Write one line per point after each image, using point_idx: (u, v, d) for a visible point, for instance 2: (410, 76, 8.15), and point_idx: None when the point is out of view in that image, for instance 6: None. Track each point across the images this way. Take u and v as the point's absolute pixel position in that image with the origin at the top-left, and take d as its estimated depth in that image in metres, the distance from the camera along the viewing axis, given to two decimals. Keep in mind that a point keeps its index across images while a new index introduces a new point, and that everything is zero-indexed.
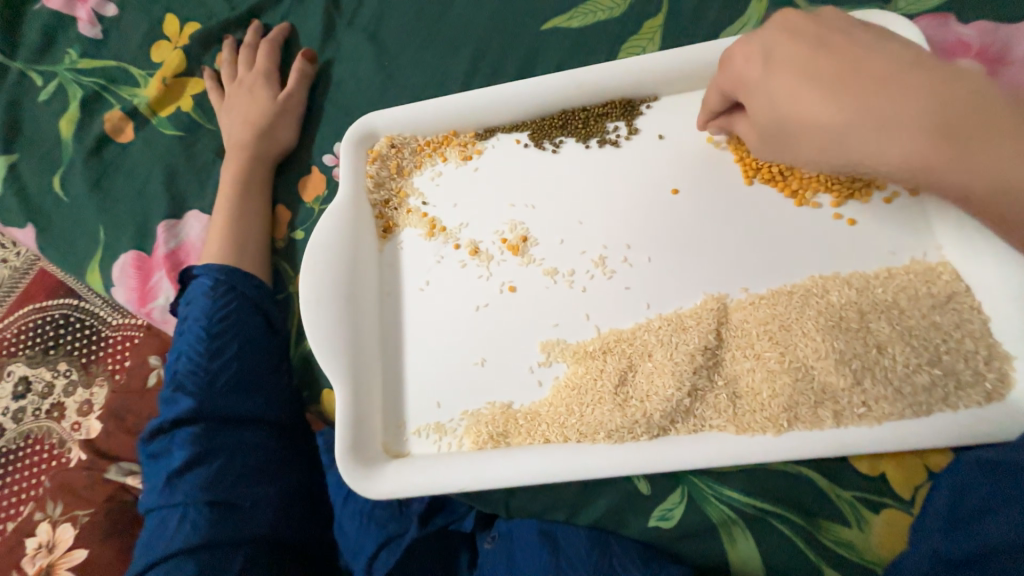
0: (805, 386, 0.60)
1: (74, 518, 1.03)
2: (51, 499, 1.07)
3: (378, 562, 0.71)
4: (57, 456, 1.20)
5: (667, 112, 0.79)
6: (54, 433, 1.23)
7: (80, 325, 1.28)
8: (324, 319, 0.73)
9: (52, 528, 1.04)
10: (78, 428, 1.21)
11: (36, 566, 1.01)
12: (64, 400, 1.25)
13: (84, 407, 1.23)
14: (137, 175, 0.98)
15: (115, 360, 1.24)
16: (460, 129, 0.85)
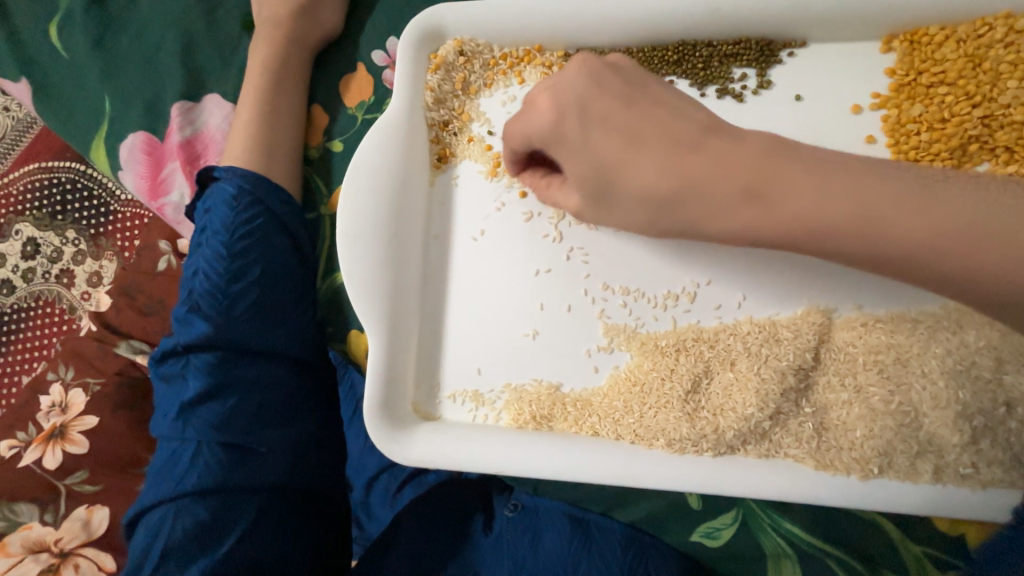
0: (909, 433, 0.52)
1: (86, 385, 0.96)
2: (63, 362, 1.00)
3: (377, 484, 0.75)
4: (65, 322, 1.15)
5: (812, 67, 0.63)
6: (65, 299, 1.17)
7: (89, 194, 1.19)
8: (362, 256, 0.62)
9: (65, 391, 0.97)
10: (87, 299, 1.16)
11: (50, 425, 0.94)
12: (72, 268, 1.18)
13: (94, 279, 1.17)
14: (148, 37, 0.81)
15: (125, 237, 1.16)
16: (547, 45, 0.68)
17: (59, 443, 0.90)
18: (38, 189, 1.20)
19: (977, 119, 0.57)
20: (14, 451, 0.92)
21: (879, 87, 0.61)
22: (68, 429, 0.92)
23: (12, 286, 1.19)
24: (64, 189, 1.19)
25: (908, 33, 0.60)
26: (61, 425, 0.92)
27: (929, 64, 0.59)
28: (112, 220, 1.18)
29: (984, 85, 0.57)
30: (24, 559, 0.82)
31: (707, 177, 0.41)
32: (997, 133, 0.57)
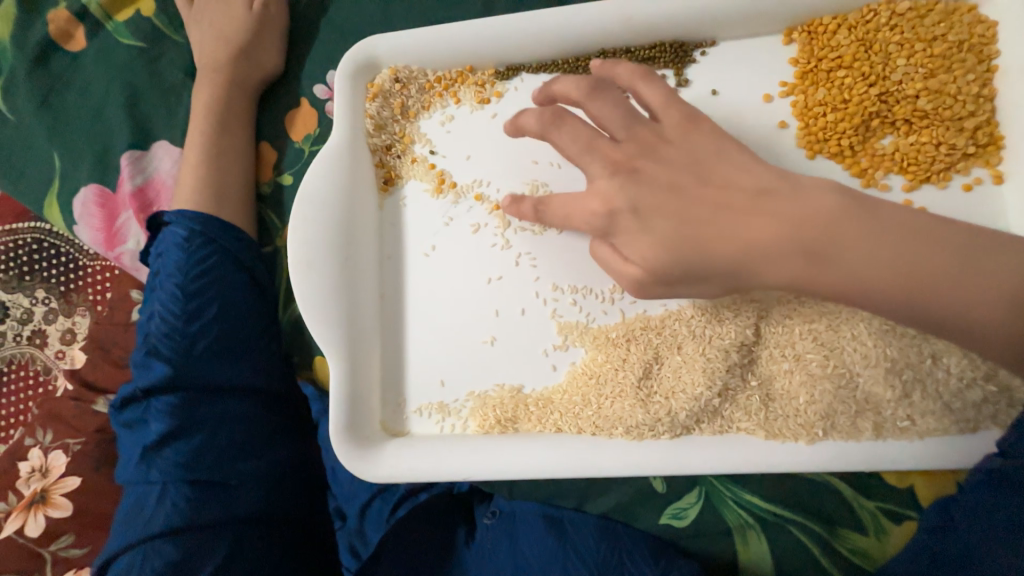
0: (847, 394, 0.55)
1: (66, 446, 0.97)
2: (41, 426, 1.00)
3: (370, 511, 0.72)
4: (40, 384, 1.11)
5: (724, 63, 0.67)
6: (39, 360, 1.14)
7: (55, 251, 1.16)
8: (315, 284, 0.64)
9: (44, 454, 0.98)
10: (60, 358, 1.12)
11: (30, 491, 0.95)
12: (44, 328, 1.14)
13: (66, 337, 1.13)
14: (94, 92, 0.83)
15: (94, 291, 1.13)
16: (477, 65, 0.72)
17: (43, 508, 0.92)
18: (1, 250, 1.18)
19: (874, 97, 0.62)
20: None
21: (785, 76, 0.66)
22: (49, 494, 0.93)
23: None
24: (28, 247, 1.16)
25: (805, 24, 0.65)
26: (42, 490, 0.93)
27: (827, 50, 0.64)
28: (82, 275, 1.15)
29: (877, 65, 0.62)
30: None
31: (694, 240, 0.46)
32: (895, 108, 0.62)
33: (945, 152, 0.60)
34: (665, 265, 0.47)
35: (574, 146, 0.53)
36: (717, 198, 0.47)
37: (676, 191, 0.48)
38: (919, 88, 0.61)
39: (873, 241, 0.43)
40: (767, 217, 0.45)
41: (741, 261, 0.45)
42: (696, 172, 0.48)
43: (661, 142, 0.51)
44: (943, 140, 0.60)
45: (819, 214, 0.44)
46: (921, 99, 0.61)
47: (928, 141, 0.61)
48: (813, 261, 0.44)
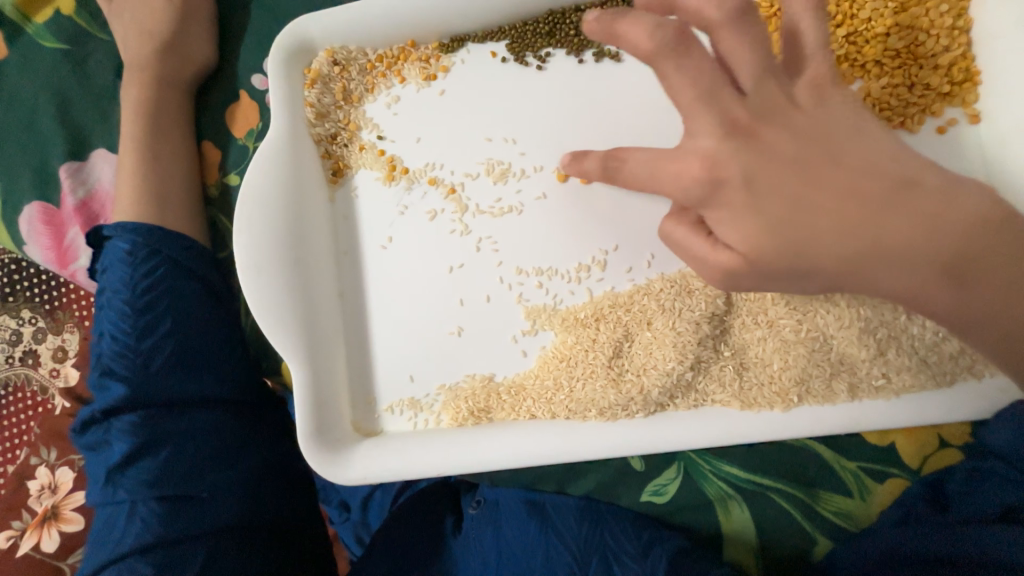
0: (821, 358, 0.53)
1: (70, 461, 0.98)
2: (44, 445, 1.00)
3: (373, 501, 0.75)
4: (39, 404, 1.03)
5: None
6: (35, 380, 1.04)
7: (38, 268, 1.05)
8: (266, 288, 0.61)
9: (51, 472, 0.99)
10: (55, 376, 1.04)
11: (42, 508, 0.98)
12: (36, 348, 1.04)
13: (60, 353, 1.04)
14: (22, 103, 0.78)
15: (84, 305, 1.04)
16: (419, 39, 0.67)
17: (55, 524, 0.96)
18: None
19: (842, 38, 0.57)
20: (12, 540, 0.95)
21: None
22: (60, 510, 0.97)
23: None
24: None
25: None
26: (53, 507, 0.97)
27: None
28: (63, 291, 1.05)
29: (844, 3, 0.57)
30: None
31: (818, 233, 0.36)
32: (865, 48, 0.57)
33: (918, 93, 0.57)
34: (780, 261, 0.37)
35: (688, 91, 0.35)
36: (852, 183, 0.36)
37: (811, 164, 0.37)
38: (890, 24, 0.56)
39: (1006, 269, 0.37)
40: (913, 215, 0.36)
41: (864, 261, 0.36)
42: (830, 148, 0.37)
43: (791, 106, 0.37)
44: (916, 80, 0.57)
45: (969, 225, 0.36)
46: (891, 36, 0.56)
47: (900, 83, 0.57)
48: (943, 276, 0.37)
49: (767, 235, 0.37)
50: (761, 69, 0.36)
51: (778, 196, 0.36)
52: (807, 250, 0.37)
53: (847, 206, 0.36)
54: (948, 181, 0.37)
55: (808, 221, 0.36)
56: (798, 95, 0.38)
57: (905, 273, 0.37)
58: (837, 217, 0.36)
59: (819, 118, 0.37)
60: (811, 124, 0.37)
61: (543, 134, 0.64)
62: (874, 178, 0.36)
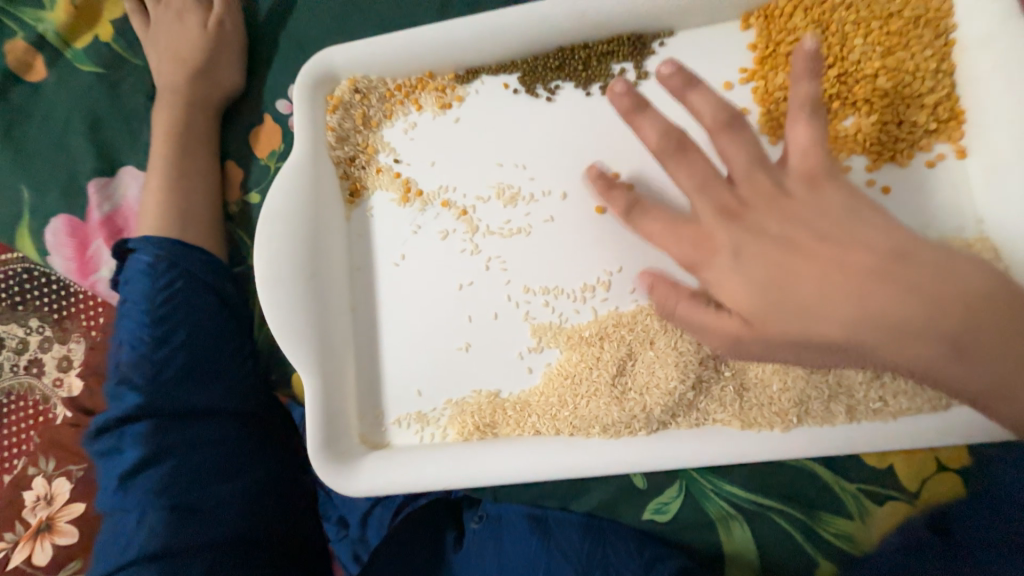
0: (818, 379, 0.55)
1: (67, 473, 0.98)
2: (42, 455, 1.01)
3: (372, 519, 0.71)
4: (40, 413, 1.04)
5: (683, 54, 0.67)
6: (38, 389, 1.06)
7: (47, 279, 1.07)
8: (284, 302, 0.63)
9: (48, 483, 0.99)
10: (58, 386, 1.05)
11: (36, 520, 0.97)
12: (41, 357, 1.06)
13: (64, 363, 1.06)
14: (57, 121, 0.83)
15: (89, 317, 1.05)
16: (436, 70, 0.71)
17: (48, 537, 0.96)
18: None
19: (833, 79, 0.61)
20: (0, 554, 0.95)
21: (745, 63, 0.65)
22: (54, 522, 0.97)
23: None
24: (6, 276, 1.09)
25: (762, 8, 0.64)
26: (47, 518, 0.97)
27: (784, 35, 0.63)
28: (71, 301, 1.07)
29: (834, 46, 0.61)
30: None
31: (809, 301, 0.40)
32: (855, 88, 0.61)
33: (906, 130, 0.60)
34: (776, 332, 0.41)
35: (686, 181, 0.46)
36: (840, 257, 0.40)
37: (792, 241, 0.42)
38: (878, 66, 0.60)
39: (1023, 348, 0.37)
40: (906, 289, 0.38)
41: (864, 332, 0.39)
42: (819, 228, 0.42)
43: (783, 195, 0.44)
44: (904, 118, 0.60)
45: (973, 299, 0.37)
46: (880, 77, 0.60)
47: (889, 120, 0.60)
48: (951, 350, 0.37)
49: (755, 305, 0.42)
50: (749, 161, 0.45)
51: (768, 265, 0.42)
52: (803, 315, 0.40)
53: (834, 278, 0.40)
54: (942, 260, 0.38)
55: (800, 290, 0.41)
56: (790, 182, 0.44)
57: (906, 345, 0.38)
58: (827, 288, 0.40)
59: (808, 200, 0.43)
60: (804, 211, 0.43)
61: (551, 162, 0.67)
62: (862, 254, 0.40)
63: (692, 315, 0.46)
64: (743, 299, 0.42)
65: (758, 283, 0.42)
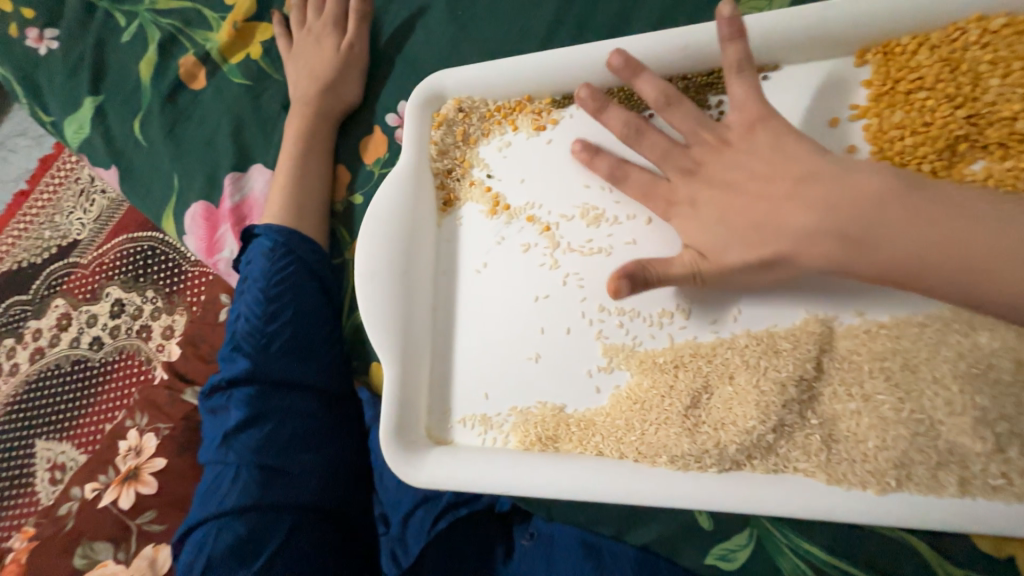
0: (926, 444, 0.50)
1: (157, 430, 1.07)
2: (139, 409, 1.12)
3: (414, 518, 0.72)
4: (141, 371, 1.22)
5: (789, 88, 0.65)
6: (143, 351, 1.24)
7: (168, 258, 1.28)
8: (376, 295, 0.69)
9: (139, 435, 1.07)
10: (161, 351, 1.23)
11: (126, 467, 1.04)
12: (151, 323, 1.25)
13: (167, 331, 1.24)
14: (209, 123, 0.97)
15: (195, 293, 1.24)
16: (535, 95, 0.75)
17: (134, 484, 1.00)
18: (118, 255, 1.32)
19: (962, 119, 0.57)
20: (94, 493, 1.02)
21: (857, 100, 0.63)
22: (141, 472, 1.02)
23: (101, 343, 1.28)
24: (140, 252, 1.30)
25: (882, 44, 0.62)
26: (134, 467, 1.02)
27: (905, 72, 0.60)
28: (184, 279, 1.27)
29: (965, 86, 0.57)
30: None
31: (770, 219, 0.57)
32: (988, 130, 0.56)
33: None
34: (729, 261, 0.57)
35: (653, 154, 0.66)
36: (755, 194, 0.59)
37: (733, 189, 0.61)
38: (1020, 108, 0.55)
39: (905, 225, 0.50)
40: (808, 205, 0.55)
41: (786, 238, 0.55)
42: (778, 162, 0.58)
43: (725, 146, 0.63)
44: None
45: (864, 196, 0.52)
46: (1020, 120, 0.55)
47: None
48: (849, 245, 0.52)
49: (723, 250, 0.58)
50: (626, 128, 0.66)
51: (727, 212, 0.60)
52: (749, 235, 0.58)
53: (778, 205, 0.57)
54: (842, 175, 0.54)
55: (743, 222, 0.58)
56: (729, 135, 0.63)
57: (815, 247, 0.54)
58: (781, 209, 0.56)
59: (744, 147, 0.61)
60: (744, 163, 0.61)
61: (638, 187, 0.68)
62: (800, 182, 0.56)
63: (664, 272, 0.58)
64: (703, 240, 0.59)
65: (728, 218, 0.60)
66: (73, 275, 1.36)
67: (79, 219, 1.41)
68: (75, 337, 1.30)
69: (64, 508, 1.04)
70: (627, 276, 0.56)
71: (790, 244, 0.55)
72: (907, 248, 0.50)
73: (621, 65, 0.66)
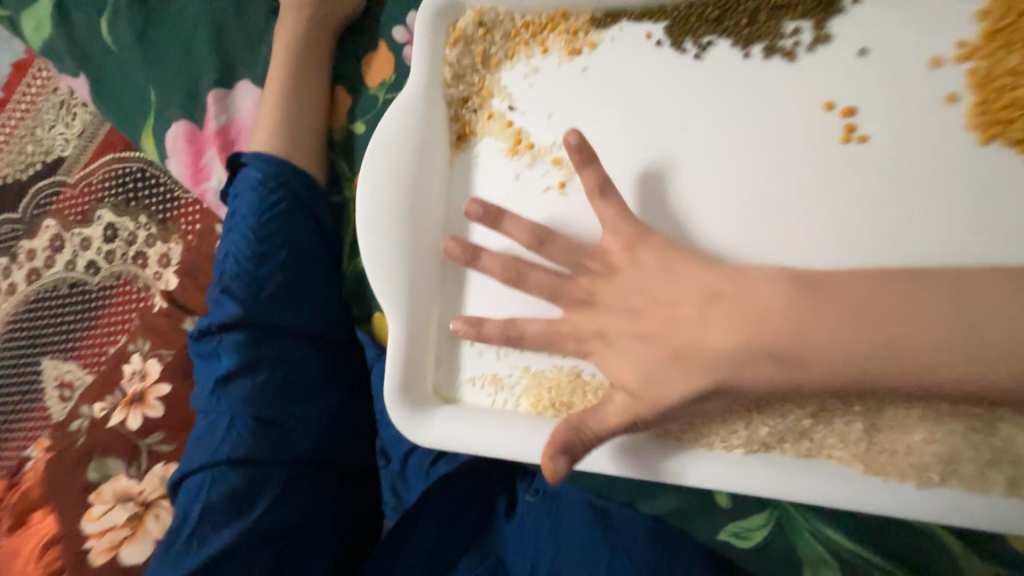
0: (979, 440, 0.46)
1: (160, 356, 1.04)
2: (141, 335, 1.08)
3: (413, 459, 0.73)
4: (140, 299, 1.17)
5: (880, 15, 0.54)
6: (140, 279, 1.19)
7: (158, 182, 1.19)
8: (380, 239, 0.62)
9: (143, 360, 1.05)
10: (157, 279, 1.17)
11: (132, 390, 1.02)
12: (146, 251, 1.19)
13: (163, 260, 1.18)
14: (187, 26, 0.84)
15: (189, 221, 1.17)
16: (572, 10, 0.63)
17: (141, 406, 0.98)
18: (106, 175, 1.23)
19: None
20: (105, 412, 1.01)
21: (965, 36, 0.52)
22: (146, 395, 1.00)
23: (97, 267, 1.22)
24: (129, 174, 1.21)
25: None
26: (141, 391, 1.00)
27: None
28: (176, 205, 1.18)
29: None
30: (114, 506, 0.89)
31: (690, 347, 0.48)
32: None
33: None
34: (667, 396, 0.49)
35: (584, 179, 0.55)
36: (662, 323, 0.51)
37: (643, 315, 0.53)
38: None
39: (840, 324, 0.43)
40: (728, 320, 0.47)
41: (715, 365, 0.47)
42: (672, 285, 0.52)
43: (611, 271, 0.56)
44: None
45: (771, 309, 0.45)
46: None
47: None
48: (783, 365, 0.45)
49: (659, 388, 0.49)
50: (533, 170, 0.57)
51: (649, 327, 0.52)
52: (678, 356, 0.49)
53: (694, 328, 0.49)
54: (745, 295, 0.47)
55: (660, 325, 0.51)
56: (616, 262, 0.56)
57: (747, 363, 0.46)
58: (697, 332, 0.48)
59: (632, 273, 0.54)
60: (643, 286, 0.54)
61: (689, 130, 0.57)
62: (716, 303, 0.48)
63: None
64: (631, 375, 0.51)
65: (652, 348, 0.50)
66: (61, 196, 1.27)
67: (60, 135, 1.29)
68: (70, 260, 1.24)
69: (76, 424, 1.05)
70: (562, 454, 0.49)
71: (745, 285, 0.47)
72: (842, 342, 0.43)
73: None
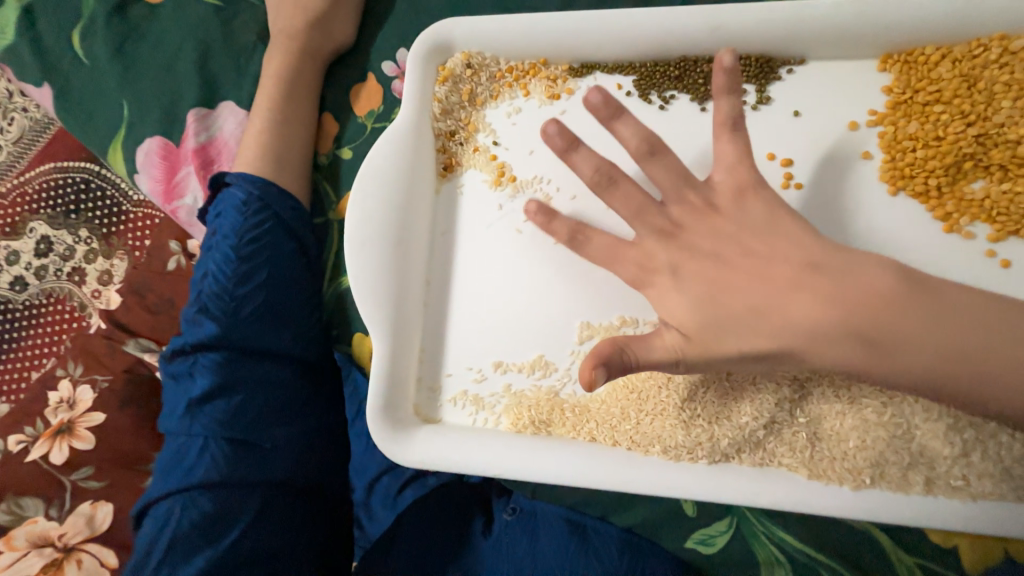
0: (901, 445, 0.53)
1: (94, 382, 0.91)
2: (72, 359, 0.95)
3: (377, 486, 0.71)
4: (74, 320, 1.10)
5: (811, 83, 0.64)
6: (76, 297, 1.12)
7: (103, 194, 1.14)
8: (368, 262, 0.64)
9: (72, 387, 0.92)
10: (96, 297, 1.11)
11: (58, 421, 0.88)
12: (84, 267, 1.13)
13: (105, 277, 1.12)
14: (168, 45, 0.84)
15: (136, 237, 1.12)
16: (552, 60, 0.70)
17: (68, 438, 0.85)
18: (42, 186, 1.16)
19: (971, 137, 0.58)
20: (21, 447, 0.87)
21: (876, 105, 0.63)
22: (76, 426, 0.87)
23: (25, 284, 1.13)
24: (70, 186, 1.15)
25: (906, 52, 0.62)
26: (68, 422, 0.87)
27: (927, 82, 0.61)
28: (121, 219, 1.13)
29: (979, 104, 0.58)
30: (27, 552, 0.79)
31: (779, 304, 0.47)
32: (992, 151, 0.58)
33: None
34: (726, 348, 0.47)
35: (625, 210, 0.55)
36: (744, 251, 0.50)
37: (728, 261, 0.50)
38: None
39: (928, 336, 0.44)
40: (821, 299, 0.46)
41: (794, 333, 0.46)
42: (760, 237, 0.50)
43: (713, 211, 0.53)
44: None
45: (877, 295, 0.45)
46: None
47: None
48: (866, 347, 0.45)
49: (722, 343, 0.47)
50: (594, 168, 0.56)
51: (720, 273, 0.50)
52: (760, 299, 0.47)
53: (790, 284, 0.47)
54: (852, 278, 0.46)
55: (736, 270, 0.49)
56: (721, 201, 0.53)
57: (828, 350, 0.45)
58: (785, 300, 0.47)
59: (736, 218, 0.52)
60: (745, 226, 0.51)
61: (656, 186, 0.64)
62: (819, 273, 0.47)
63: (649, 357, 0.47)
64: (690, 317, 0.48)
65: (714, 304, 0.48)
66: None
67: None
68: None
69: None
70: (604, 364, 0.43)
71: (803, 341, 0.45)
72: (927, 348, 0.44)
73: (600, 104, 0.53)
